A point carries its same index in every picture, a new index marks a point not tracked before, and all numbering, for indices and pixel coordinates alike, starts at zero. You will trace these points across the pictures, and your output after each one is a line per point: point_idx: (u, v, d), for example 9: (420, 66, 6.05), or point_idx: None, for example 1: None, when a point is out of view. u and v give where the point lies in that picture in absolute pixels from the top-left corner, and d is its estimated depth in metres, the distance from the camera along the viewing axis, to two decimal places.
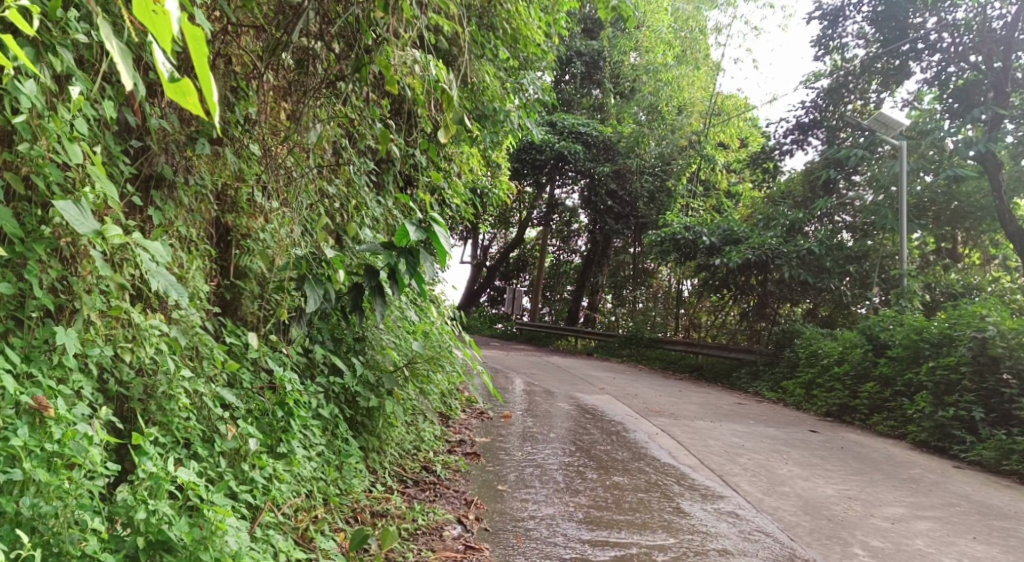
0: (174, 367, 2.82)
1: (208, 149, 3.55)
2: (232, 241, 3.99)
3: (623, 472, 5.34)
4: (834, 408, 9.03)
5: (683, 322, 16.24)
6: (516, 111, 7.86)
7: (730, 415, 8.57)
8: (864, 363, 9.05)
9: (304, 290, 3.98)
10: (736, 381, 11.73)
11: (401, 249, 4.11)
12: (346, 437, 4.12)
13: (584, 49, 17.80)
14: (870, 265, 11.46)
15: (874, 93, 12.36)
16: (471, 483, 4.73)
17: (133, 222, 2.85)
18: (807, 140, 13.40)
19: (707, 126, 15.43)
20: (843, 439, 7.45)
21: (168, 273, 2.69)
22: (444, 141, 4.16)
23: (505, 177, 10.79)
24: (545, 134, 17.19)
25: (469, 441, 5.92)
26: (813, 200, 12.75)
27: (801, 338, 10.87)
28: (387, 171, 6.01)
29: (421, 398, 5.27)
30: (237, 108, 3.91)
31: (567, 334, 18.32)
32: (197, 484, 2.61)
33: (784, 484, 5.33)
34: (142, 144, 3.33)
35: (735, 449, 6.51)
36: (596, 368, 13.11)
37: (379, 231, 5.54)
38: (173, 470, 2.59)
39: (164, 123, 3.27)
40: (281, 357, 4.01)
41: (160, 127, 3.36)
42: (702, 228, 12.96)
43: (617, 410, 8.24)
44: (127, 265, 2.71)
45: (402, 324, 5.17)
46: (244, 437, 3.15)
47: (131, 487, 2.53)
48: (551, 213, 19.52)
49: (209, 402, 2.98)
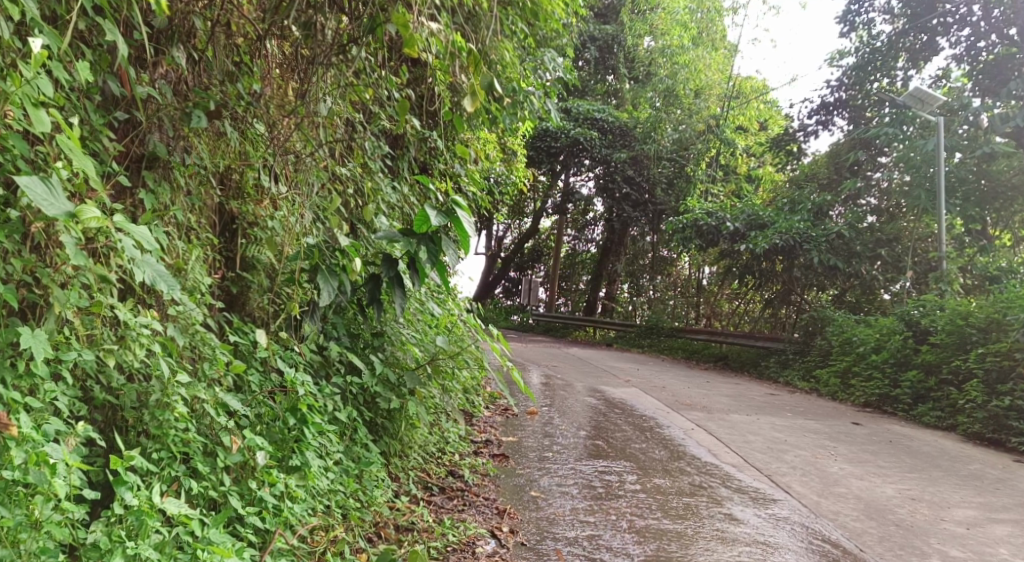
0: (169, 372, 2.42)
1: (205, 124, 3.16)
2: (237, 230, 3.71)
3: (665, 474, 4.93)
4: (873, 398, 8.60)
5: (704, 310, 15.76)
6: (536, 93, 7.46)
7: (765, 407, 8.16)
8: (905, 350, 8.57)
9: (316, 282, 3.65)
10: (764, 371, 11.28)
11: (421, 236, 3.79)
12: (366, 443, 3.75)
13: (598, 34, 17.25)
14: (903, 248, 10.89)
15: (900, 70, 11.64)
16: (502, 490, 4.34)
17: (117, 205, 2.48)
18: (832, 120, 12.69)
19: (726, 109, 14.88)
20: (890, 432, 7.03)
21: (157, 264, 2.29)
22: (472, 110, 3.57)
23: (521, 163, 10.32)
24: (559, 121, 16.77)
25: (495, 441, 5.54)
26: (839, 182, 12.11)
27: (832, 325, 10.40)
28: (403, 156, 5.77)
29: (446, 397, 4.91)
30: (240, 82, 3.58)
31: (585, 325, 17.92)
32: (189, 519, 2.26)
33: (839, 484, 4.93)
34: (129, 117, 2.94)
35: (778, 445, 6.09)
36: (617, 359, 12.70)
37: (394, 220, 5.21)
38: (160, 502, 2.23)
39: (149, 90, 2.86)
40: (293, 357, 3.62)
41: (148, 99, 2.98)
42: (724, 213, 12.40)
43: (646, 404, 7.82)
44: (111, 255, 2.33)
45: (424, 317, 4.79)
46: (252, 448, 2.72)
47: (108, 523, 2.17)
48: (566, 202, 19.00)
49: (212, 410, 2.59)
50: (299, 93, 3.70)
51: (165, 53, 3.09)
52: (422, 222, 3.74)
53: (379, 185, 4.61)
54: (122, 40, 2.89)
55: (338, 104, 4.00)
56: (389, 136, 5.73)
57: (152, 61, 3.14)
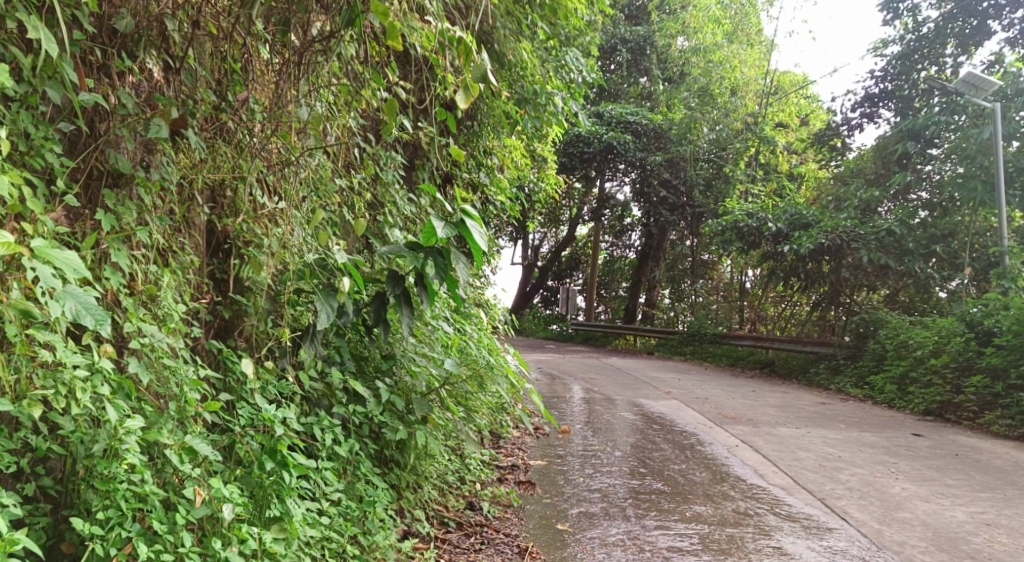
0: (116, 419, 2.13)
1: (166, 133, 2.84)
2: (230, 249, 3.43)
3: (706, 500, 4.49)
4: (933, 406, 8.01)
5: (748, 315, 15.17)
6: (560, 95, 7.09)
7: (816, 419, 7.62)
8: (967, 354, 8.00)
9: (315, 304, 3.37)
10: (814, 377, 10.68)
11: (428, 250, 3.46)
12: (370, 478, 3.43)
13: (629, 36, 16.80)
14: (959, 244, 10.24)
15: (949, 57, 11.00)
16: (526, 525, 3.98)
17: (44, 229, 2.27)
18: (878, 112, 11.99)
19: (764, 106, 14.46)
20: (955, 445, 6.46)
21: (80, 295, 2.11)
22: (465, 107, 3.08)
23: (551, 171, 9.88)
24: (592, 125, 16.37)
25: (522, 466, 5.16)
26: (887, 177, 11.37)
27: (886, 328, 9.81)
28: (422, 166, 5.78)
29: (465, 421, 4.56)
30: (229, 92, 3.37)
31: (625, 333, 17.38)
32: None
33: (903, 509, 4.44)
34: (74, 128, 2.64)
35: (832, 462, 5.59)
36: (657, 368, 12.18)
37: (412, 232, 5.01)
38: None
39: (98, 101, 2.59)
40: (287, 388, 3.30)
41: (95, 105, 2.69)
42: (766, 214, 11.85)
43: (687, 418, 7.36)
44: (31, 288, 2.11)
45: (437, 337, 4.45)
46: (221, 501, 2.37)
47: None
48: (602, 208, 18.60)
49: (173, 458, 2.28)
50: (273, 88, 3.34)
51: (122, 58, 2.81)
52: (429, 234, 3.42)
53: (366, 194, 4.33)
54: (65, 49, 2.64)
55: (325, 107, 3.68)
56: (409, 147, 5.70)
57: (118, 71, 2.85)
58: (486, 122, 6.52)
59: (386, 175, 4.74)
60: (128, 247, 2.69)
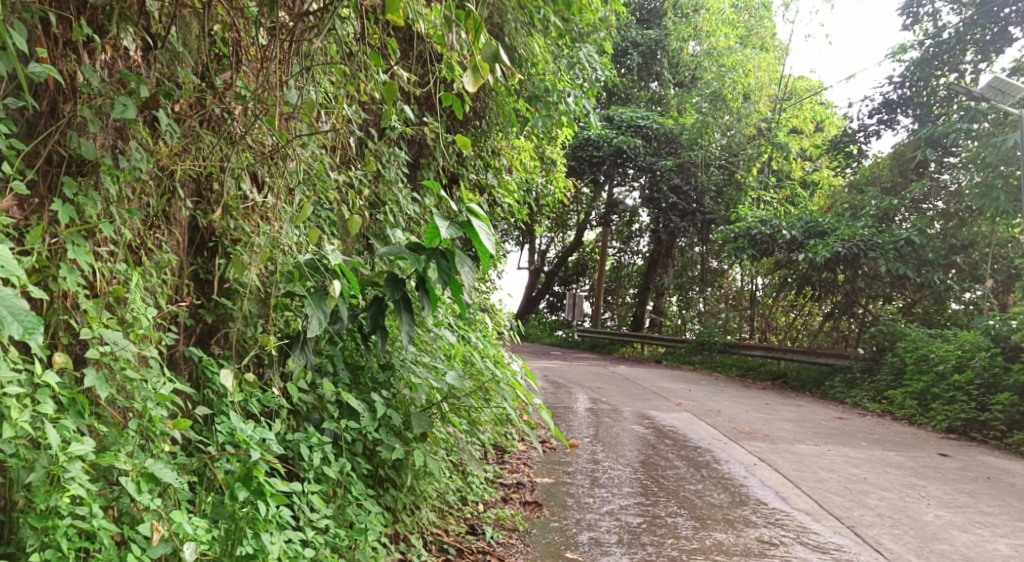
0: (58, 443, 1.87)
1: (132, 113, 2.52)
2: (215, 247, 3.15)
3: (726, 526, 4.17)
4: (958, 423, 7.65)
5: (758, 324, 14.83)
6: (572, 93, 6.76)
7: (834, 435, 7.28)
8: (993, 370, 7.67)
9: (306, 309, 3.06)
10: (828, 389, 10.31)
11: (431, 251, 3.16)
12: (362, 502, 3.12)
13: (640, 39, 16.60)
14: (980, 255, 9.91)
15: (969, 64, 10.61)
16: (532, 552, 3.67)
17: None
18: (896, 119, 11.63)
19: (778, 112, 14.10)
20: (985, 467, 6.12)
21: (15, 299, 1.86)
22: (473, 90, 2.77)
23: (560, 173, 9.54)
24: (601, 129, 16.07)
25: (528, 483, 4.85)
26: (904, 186, 11.01)
27: (905, 341, 9.47)
28: (427, 165, 5.50)
29: (468, 436, 4.25)
30: (214, 75, 3.08)
31: (632, 340, 17.00)
32: None
33: (940, 540, 4.13)
34: (32, 109, 2.37)
35: (858, 484, 5.27)
36: (666, 378, 11.82)
37: (414, 232, 4.70)
38: None
39: (52, 74, 2.29)
40: (273, 402, 3.00)
41: (53, 81, 2.40)
42: (780, 221, 11.50)
43: (701, 433, 7.01)
44: None
45: (439, 346, 4.14)
46: (182, 537, 2.10)
47: None
48: (610, 213, 18.28)
49: (129, 487, 2.01)
50: (259, 68, 3.02)
51: (85, 27, 2.48)
52: (433, 234, 3.13)
53: (364, 191, 4.05)
54: (19, 15, 2.33)
55: (319, 93, 3.40)
56: (414, 145, 5.43)
57: (90, 46, 2.55)
58: (495, 119, 6.21)
59: (389, 172, 4.46)
60: (90, 242, 2.39)
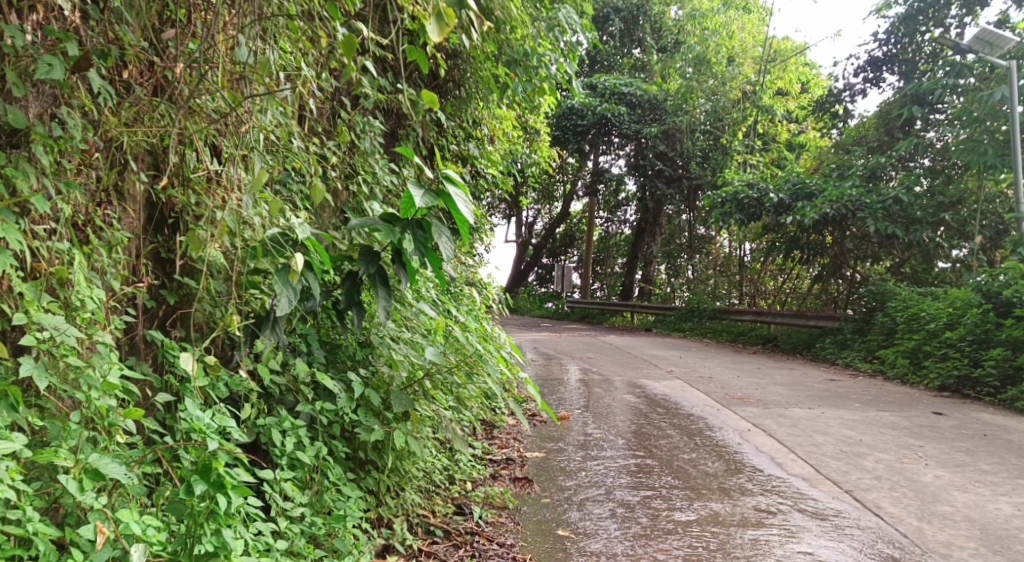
0: None
1: (58, 75, 2.31)
2: (177, 224, 2.96)
3: (722, 496, 4.04)
4: (951, 381, 7.57)
5: (746, 289, 14.74)
6: (553, 56, 6.50)
7: (828, 397, 7.18)
8: (985, 326, 7.57)
9: (275, 286, 2.87)
10: (819, 351, 10.23)
11: (406, 222, 2.97)
12: (341, 487, 2.96)
13: (621, 4, 16.23)
14: (968, 211, 9.74)
15: (954, 18, 10.41)
16: (522, 530, 3.54)
17: None
18: (881, 77, 11.43)
19: (763, 73, 13.49)
20: (981, 424, 6.03)
21: None
22: (439, 39, 2.56)
23: (544, 142, 9.30)
24: (584, 97, 15.81)
25: (517, 459, 4.71)
26: (891, 144, 10.85)
27: (894, 300, 9.38)
28: (405, 136, 5.31)
29: (454, 413, 4.10)
30: (161, 35, 2.82)
31: (623, 309, 16.88)
32: None
33: (941, 501, 4.02)
34: None
35: (853, 447, 5.15)
36: (657, 346, 11.71)
37: (391, 204, 4.50)
38: None
39: None
40: (243, 386, 2.82)
41: None
42: (767, 184, 11.33)
43: (693, 400, 6.89)
44: None
45: (420, 321, 3.98)
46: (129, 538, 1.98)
47: None
48: (596, 183, 18.04)
49: (68, 486, 1.88)
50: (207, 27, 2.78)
51: None
52: (407, 204, 2.94)
53: (336, 160, 3.85)
54: None
55: (277, 53, 3.15)
56: (390, 113, 5.22)
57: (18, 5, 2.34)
58: (473, 87, 5.95)
59: (364, 143, 4.27)
60: (24, 220, 2.20)
